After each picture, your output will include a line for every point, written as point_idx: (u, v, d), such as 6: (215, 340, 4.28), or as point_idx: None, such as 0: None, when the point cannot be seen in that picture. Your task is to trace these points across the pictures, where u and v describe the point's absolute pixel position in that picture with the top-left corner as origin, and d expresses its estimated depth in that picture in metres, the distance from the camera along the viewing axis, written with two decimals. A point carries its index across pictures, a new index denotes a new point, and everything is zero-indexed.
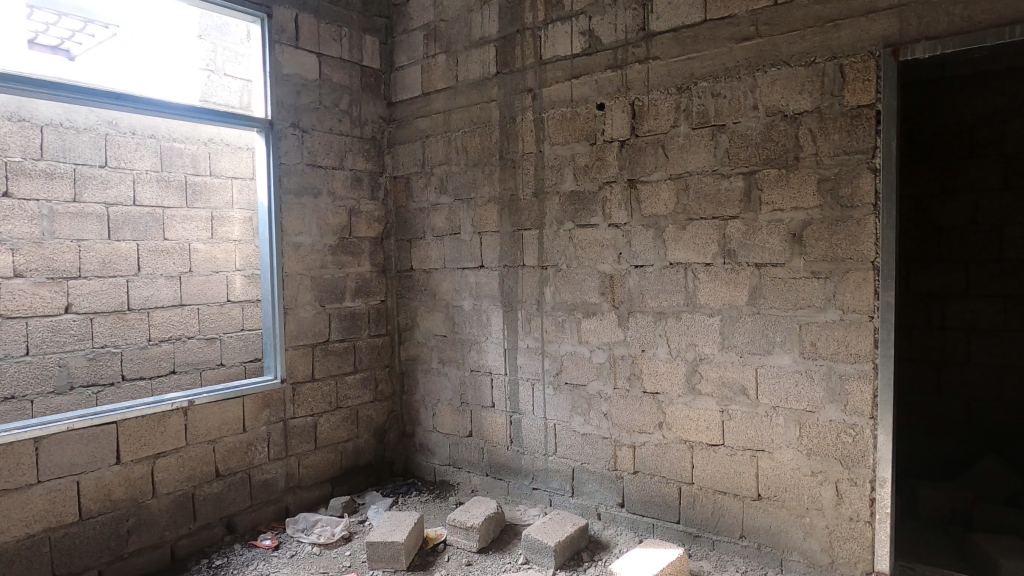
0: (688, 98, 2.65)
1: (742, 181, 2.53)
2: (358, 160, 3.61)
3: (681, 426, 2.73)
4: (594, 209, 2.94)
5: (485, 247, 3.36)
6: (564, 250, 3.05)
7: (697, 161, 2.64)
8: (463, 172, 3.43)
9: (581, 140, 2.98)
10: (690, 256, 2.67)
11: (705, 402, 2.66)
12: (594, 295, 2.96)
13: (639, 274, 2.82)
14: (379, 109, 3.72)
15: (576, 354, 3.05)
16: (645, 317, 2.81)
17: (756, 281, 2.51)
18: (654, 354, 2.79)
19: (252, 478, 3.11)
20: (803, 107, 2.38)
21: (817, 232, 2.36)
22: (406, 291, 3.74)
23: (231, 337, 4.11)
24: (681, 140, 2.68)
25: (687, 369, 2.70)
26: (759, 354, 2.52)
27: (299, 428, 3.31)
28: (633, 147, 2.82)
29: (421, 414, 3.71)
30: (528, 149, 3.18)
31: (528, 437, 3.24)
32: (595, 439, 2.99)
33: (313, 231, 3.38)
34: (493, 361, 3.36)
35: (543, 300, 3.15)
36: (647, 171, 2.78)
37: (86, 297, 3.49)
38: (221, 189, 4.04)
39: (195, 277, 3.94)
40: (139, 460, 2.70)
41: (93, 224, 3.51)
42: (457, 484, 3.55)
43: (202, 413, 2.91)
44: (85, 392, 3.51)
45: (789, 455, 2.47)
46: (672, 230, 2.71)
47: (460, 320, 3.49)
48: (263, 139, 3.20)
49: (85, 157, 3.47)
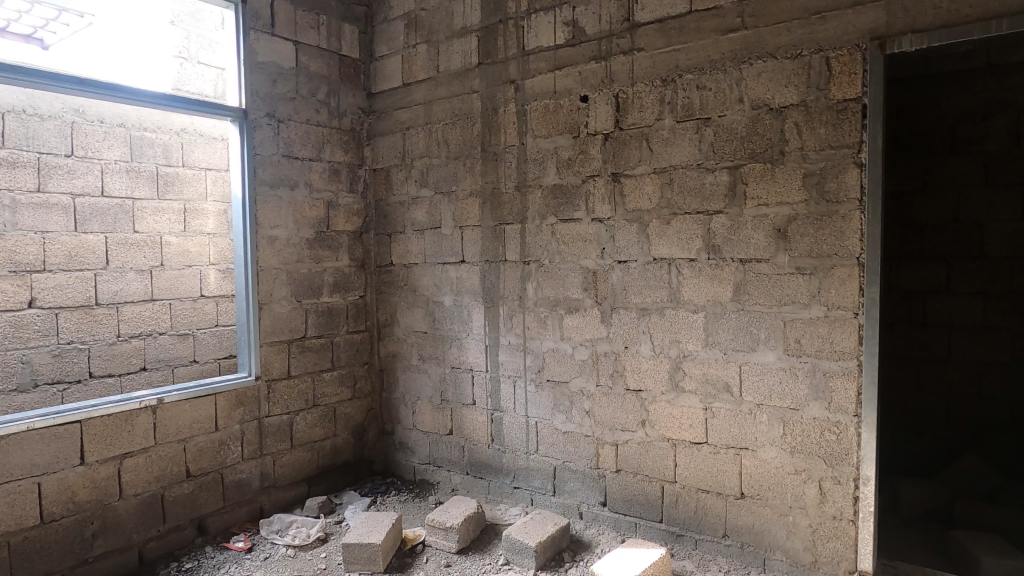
0: (673, 91, 2.61)
1: (727, 175, 2.49)
2: (337, 152, 3.52)
3: (664, 424, 2.69)
4: (577, 203, 2.89)
5: (466, 242, 3.29)
6: (547, 245, 3.00)
7: (682, 155, 2.59)
8: (444, 165, 3.36)
9: (565, 133, 2.92)
10: (674, 251, 2.63)
11: (688, 400, 2.63)
12: (576, 291, 2.91)
13: (622, 270, 2.78)
14: (359, 100, 3.63)
15: (558, 351, 2.99)
16: (628, 313, 2.77)
17: (740, 277, 2.48)
18: (637, 351, 2.75)
19: (225, 478, 3.01)
20: (789, 100, 2.34)
21: (802, 228, 2.33)
22: (385, 286, 3.66)
23: (204, 333, 4.00)
24: (665, 134, 2.63)
25: (671, 366, 2.66)
26: (743, 351, 2.49)
27: (274, 427, 3.22)
28: (617, 140, 2.77)
29: (401, 412, 3.63)
30: (510, 142, 3.11)
31: (509, 435, 3.19)
32: (577, 437, 2.95)
33: (289, 224, 3.29)
34: (474, 357, 3.30)
35: (525, 296, 3.09)
36: (631, 165, 2.73)
37: (51, 291, 3.35)
38: (194, 181, 3.92)
39: (167, 271, 3.82)
40: (105, 460, 2.60)
41: (59, 215, 3.37)
42: (437, 482, 3.48)
43: (172, 411, 2.81)
44: (50, 390, 3.38)
45: (773, 453, 2.44)
46: (656, 224, 2.67)
47: (440, 316, 3.42)
48: (236, 128, 3.10)
49: (50, 145, 3.33)
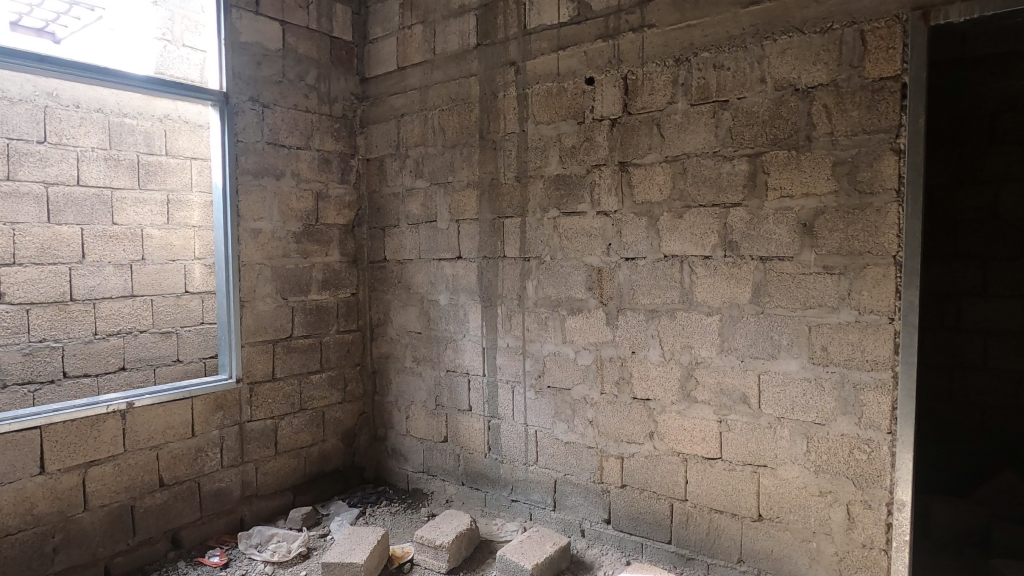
0: (687, 71, 2.36)
1: (746, 164, 2.25)
2: (327, 140, 3.31)
3: (674, 437, 2.46)
4: (581, 195, 2.66)
5: (463, 237, 3.07)
6: (549, 241, 2.77)
7: (696, 141, 2.36)
8: (441, 154, 3.14)
9: (568, 118, 2.69)
10: (686, 248, 2.39)
11: (701, 411, 2.39)
12: (580, 291, 2.68)
13: (629, 268, 2.55)
14: (351, 85, 3.41)
15: (559, 356, 2.77)
16: (636, 315, 2.53)
17: (760, 277, 2.24)
18: (645, 356, 2.52)
19: (202, 487, 2.82)
20: (818, 80, 2.10)
21: (830, 223, 2.09)
22: (378, 283, 3.45)
23: (188, 331, 3.81)
24: (678, 118, 2.40)
25: (682, 373, 2.43)
26: (762, 358, 2.25)
27: (257, 432, 3.02)
28: (624, 126, 2.53)
29: (394, 416, 3.43)
30: (510, 128, 2.88)
31: (506, 444, 2.97)
32: (579, 448, 2.72)
33: (274, 216, 3.08)
34: (470, 360, 3.08)
35: (525, 295, 2.87)
36: (640, 153, 2.49)
37: (22, 285, 3.16)
38: (178, 171, 3.74)
39: (148, 266, 3.64)
40: (68, 469, 2.41)
41: (30, 205, 3.18)
42: (431, 493, 3.27)
43: (143, 416, 2.62)
44: (21, 391, 3.18)
45: (795, 472, 2.20)
46: (667, 218, 2.43)
47: (435, 316, 3.21)
48: (217, 114, 2.90)
49: (20, 130, 3.13)
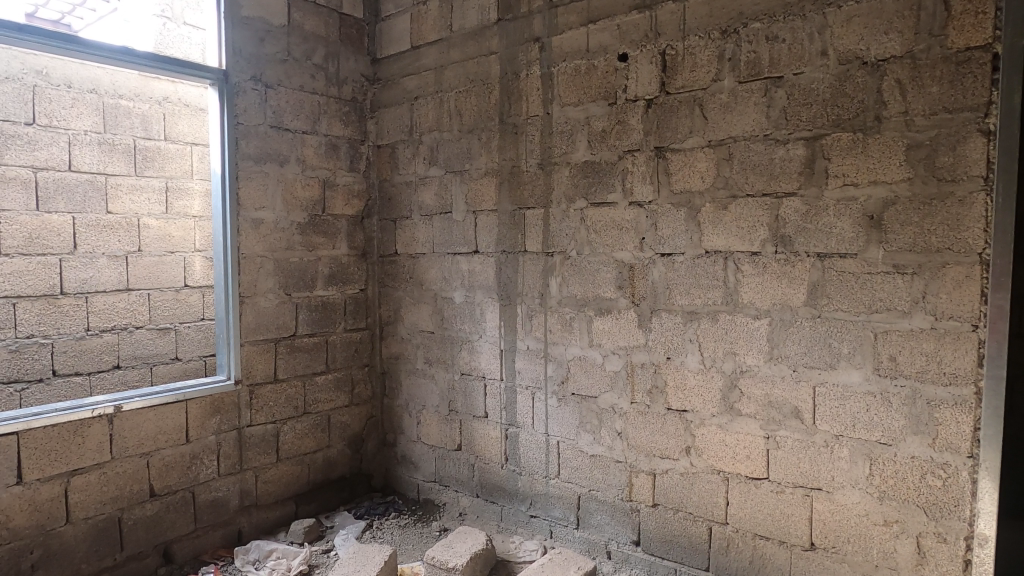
0: (734, 44, 2.11)
1: (803, 148, 1.98)
2: (335, 124, 3.08)
3: (714, 453, 2.22)
4: (611, 184, 2.41)
5: (480, 229, 2.83)
6: (575, 234, 2.52)
7: (745, 123, 2.10)
8: (457, 140, 2.90)
9: (598, 99, 2.44)
10: (731, 242, 2.14)
11: (745, 425, 2.14)
12: (609, 289, 2.44)
13: (665, 265, 2.30)
14: (362, 66, 3.18)
15: (585, 360, 2.53)
16: (672, 317, 2.28)
17: (817, 275, 1.98)
18: (682, 363, 2.27)
19: (197, 497, 2.61)
20: (890, 52, 1.83)
21: (902, 216, 1.82)
22: (389, 279, 3.22)
23: (188, 328, 3.61)
24: (724, 98, 2.14)
25: (724, 382, 2.18)
26: (819, 369, 1.99)
27: (257, 438, 2.81)
28: (662, 106, 2.28)
29: (404, 421, 3.20)
30: (533, 111, 2.64)
31: (525, 455, 2.73)
32: (606, 462, 2.48)
33: (278, 205, 2.86)
34: (487, 363, 2.85)
35: (547, 294, 2.62)
36: (680, 137, 2.24)
37: (7, 278, 2.97)
38: (178, 157, 3.54)
39: (145, 258, 3.44)
40: (48, 478, 2.21)
41: (16, 191, 2.99)
42: (443, 504, 3.04)
43: (132, 421, 2.41)
44: (6, 390, 2.99)
45: (855, 498, 1.94)
46: (709, 210, 2.18)
47: (449, 315, 2.97)
48: (216, 94, 2.69)
49: (6, 111, 2.94)
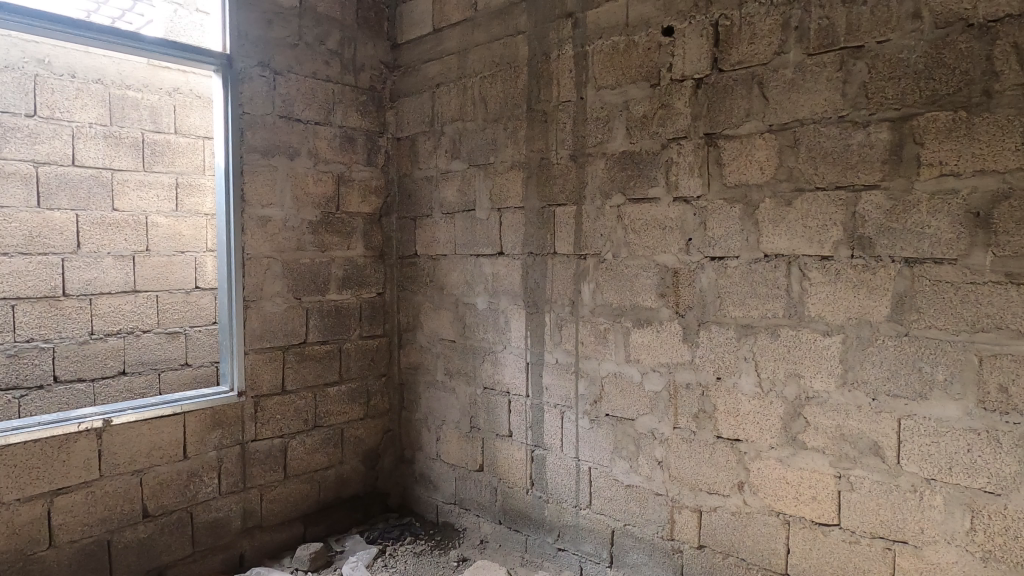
0: (803, 9, 1.78)
1: (888, 131, 1.65)
2: (351, 115, 2.85)
3: (772, 491, 1.89)
4: (653, 177, 2.11)
5: (505, 229, 2.56)
6: (611, 234, 2.23)
7: (814, 103, 1.77)
8: (481, 130, 2.63)
9: (639, 80, 2.14)
10: (796, 245, 1.81)
11: (811, 460, 1.81)
12: (649, 297, 2.13)
13: (715, 270, 1.98)
14: (381, 52, 2.94)
15: (621, 378, 2.23)
16: (724, 330, 1.97)
17: (903, 286, 1.64)
18: (735, 384, 1.95)
19: (195, 518, 2.41)
20: (1005, 10, 1.48)
21: (1018, 212, 1.47)
22: (408, 282, 2.97)
23: (199, 332, 3.46)
24: (789, 74, 1.81)
25: (785, 410, 1.85)
26: (906, 399, 1.65)
27: (262, 454, 2.60)
28: (713, 87, 1.96)
29: (423, 436, 2.95)
30: (565, 96, 2.35)
31: (553, 480, 2.44)
32: (644, 494, 2.18)
33: (286, 202, 2.64)
34: (512, 377, 2.57)
35: (579, 301, 2.33)
36: (734, 121, 1.92)
37: (6, 278, 2.85)
38: (189, 151, 3.39)
39: (154, 258, 3.29)
40: (29, 498, 2.03)
41: (16, 187, 2.86)
42: (464, 529, 2.78)
43: (123, 436, 2.21)
44: (3, 398, 2.87)
45: (950, 556, 1.60)
46: (769, 206, 1.86)
47: (472, 323, 2.71)
48: (220, 81, 2.49)
49: (6, 102, 2.81)
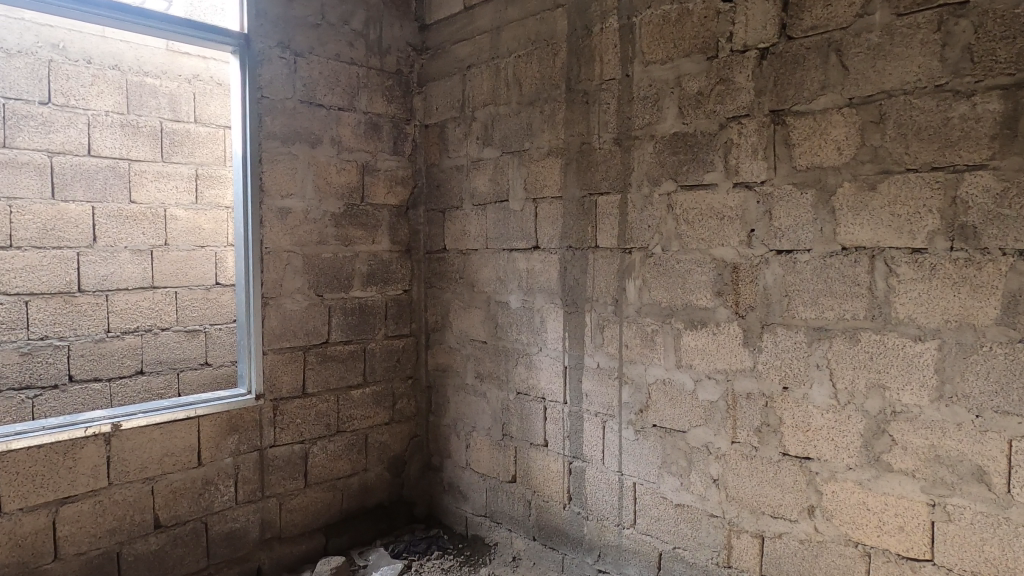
0: None
1: (999, 101, 1.39)
2: (376, 100, 2.67)
3: (849, 518, 1.65)
4: (710, 161, 1.88)
5: (541, 221, 2.35)
6: (660, 226, 2.00)
7: (906, 70, 1.52)
8: (516, 115, 2.43)
9: (693, 53, 1.91)
10: (882, 235, 1.57)
11: (898, 485, 1.57)
12: (704, 296, 1.91)
13: (782, 266, 1.74)
14: (408, 34, 2.76)
15: (670, 385, 2.01)
16: (791, 334, 1.74)
17: (1018, 283, 1.39)
18: (805, 396, 1.72)
19: (210, 529, 2.27)
20: None
21: None
22: (436, 279, 2.79)
23: (219, 330, 3.36)
24: (874, 38, 1.56)
25: (866, 426, 1.61)
26: (1019, 417, 1.40)
27: (282, 461, 2.44)
28: (781, 57, 1.73)
29: (451, 443, 2.77)
30: (609, 74, 2.13)
31: (593, 495, 2.23)
32: (697, 515, 1.95)
33: (308, 192, 2.48)
34: (548, 382, 2.36)
35: (624, 300, 2.11)
36: (806, 95, 1.68)
37: (19, 273, 2.77)
38: (209, 141, 3.27)
39: (173, 253, 3.19)
40: (33, 508, 1.90)
41: (30, 177, 2.78)
42: (495, 544, 2.58)
43: (134, 442, 2.07)
44: (17, 398, 2.80)
45: None
46: (848, 192, 1.62)
47: (504, 323, 2.51)
48: (238, 63, 2.33)
49: (20, 90, 2.73)
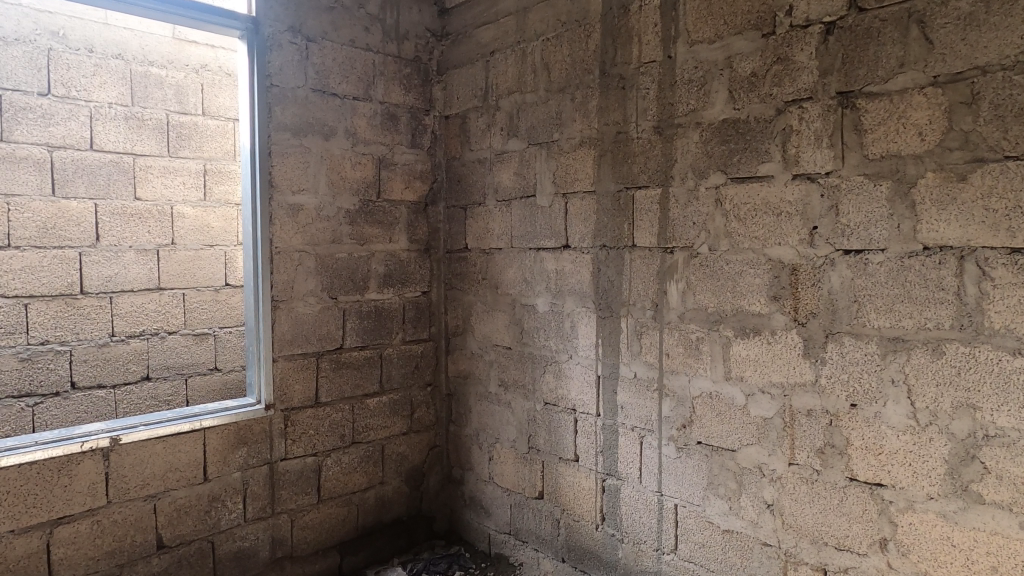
0: None
1: None
2: (394, 90, 2.50)
3: (929, 555, 1.45)
4: (765, 150, 1.68)
5: (572, 218, 2.17)
6: (706, 223, 1.81)
7: (1005, 42, 1.31)
8: (543, 103, 2.25)
9: (747, 30, 1.71)
10: (974, 233, 1.36)
11: (991, 519, 1.37)
12: (757, 301, 1.72)
13: (851, 268, 1.54)
14: (427, 18, 2.59)
15: (718, 399, 1.82)
16: (860, 345, 1.54)
17: None
18: (877, 415, 1.52)
19: (217, 548, 2.11)
20: None
21: None
22: (457, 280, 2.62)
23: (229, 333, 3.22)
24: (966, 6, 1.36)
25: (952, 451, 1.41)
26: None
27: (293, 475, 2.29)
28: (851, 31, 1.52)
29: (473, 455, 2.60)
30: (648, 55, 1.94)
31: (629, 516, 2.05)
32: (748, 543, 1.76)
33: (321, 188, 2.32)
34: (579, 391, 2.18)
35: (664, 305, 1.93)
36: (881, 74, 1.48)
37: (17, 275, 2.64)
38: (218, 134, 3.13)
39: (180, 252, 3.06)
40: (25, 529, 1.76)
41: (29, 173, 2.65)
42: (520, 564, 2.41)
43: (134, 456, 1.93)
44: (17, 405, 2.68)
45: None
46: (932, 184, 1.41)
47: (531, 328, 2.33)
48: (245, 49, 2.17)
49: (19, 81, 2.61)
